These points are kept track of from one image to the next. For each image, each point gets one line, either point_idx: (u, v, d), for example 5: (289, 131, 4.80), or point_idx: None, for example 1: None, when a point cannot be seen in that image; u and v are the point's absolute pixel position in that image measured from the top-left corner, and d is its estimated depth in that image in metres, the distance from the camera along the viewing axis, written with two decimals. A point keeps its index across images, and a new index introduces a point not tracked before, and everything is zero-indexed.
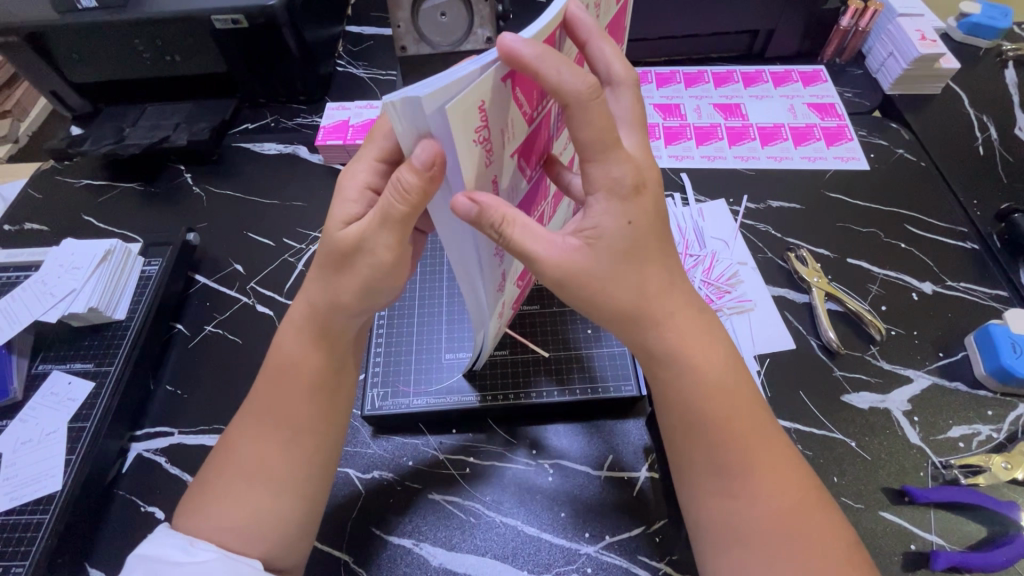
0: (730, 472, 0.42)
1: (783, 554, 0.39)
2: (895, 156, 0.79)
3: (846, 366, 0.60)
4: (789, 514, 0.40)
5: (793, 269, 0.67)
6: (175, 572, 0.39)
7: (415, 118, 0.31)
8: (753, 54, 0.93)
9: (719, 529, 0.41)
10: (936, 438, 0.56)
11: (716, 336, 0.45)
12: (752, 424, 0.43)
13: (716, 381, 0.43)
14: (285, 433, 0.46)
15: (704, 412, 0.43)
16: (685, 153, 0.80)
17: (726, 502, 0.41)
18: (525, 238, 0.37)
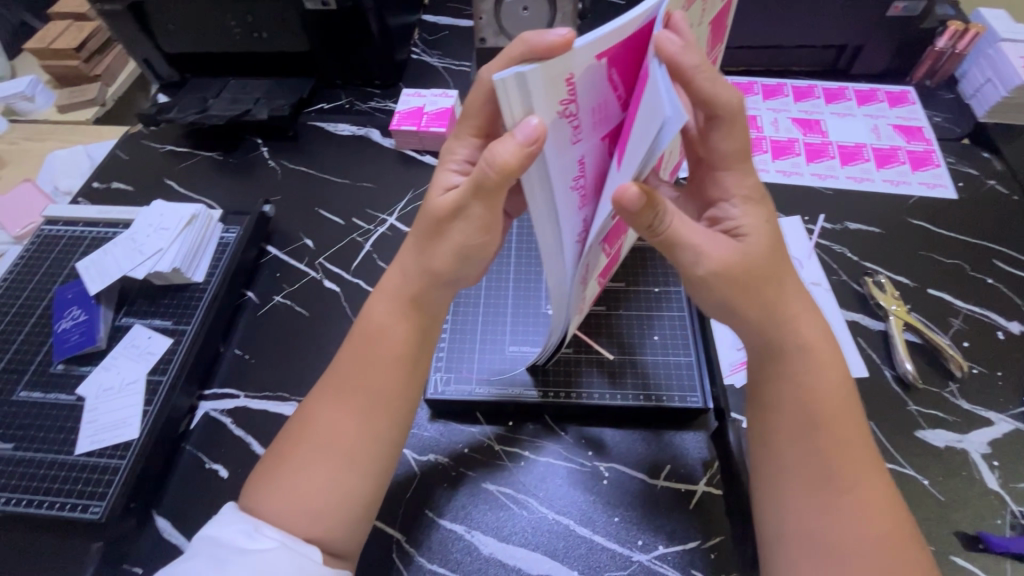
0: (830, 486, 0.40)
1: None
2: (986, 187, 0.75)
3: (921, 401, 0.58)
4: (880, 544, 0.38)
5: (869, 295, 0.65)
6: (240, 558, 0.38)
7: (523, 96, 0.33)
8: (836, 70, 0.90)
9: (801, 542, 0.39)
10: (1017, 486, 0.53)
11: (803, 353, 0.43)
12: (843, 449, 0.41)
13: (807, 396, 0.42)
14: (362, 406, 0.47)
15: (811, 416, 0.42)
16: (760, 166, 0.78)
17: (818, 515, 0.39)
18: (690, 234, 0.39)
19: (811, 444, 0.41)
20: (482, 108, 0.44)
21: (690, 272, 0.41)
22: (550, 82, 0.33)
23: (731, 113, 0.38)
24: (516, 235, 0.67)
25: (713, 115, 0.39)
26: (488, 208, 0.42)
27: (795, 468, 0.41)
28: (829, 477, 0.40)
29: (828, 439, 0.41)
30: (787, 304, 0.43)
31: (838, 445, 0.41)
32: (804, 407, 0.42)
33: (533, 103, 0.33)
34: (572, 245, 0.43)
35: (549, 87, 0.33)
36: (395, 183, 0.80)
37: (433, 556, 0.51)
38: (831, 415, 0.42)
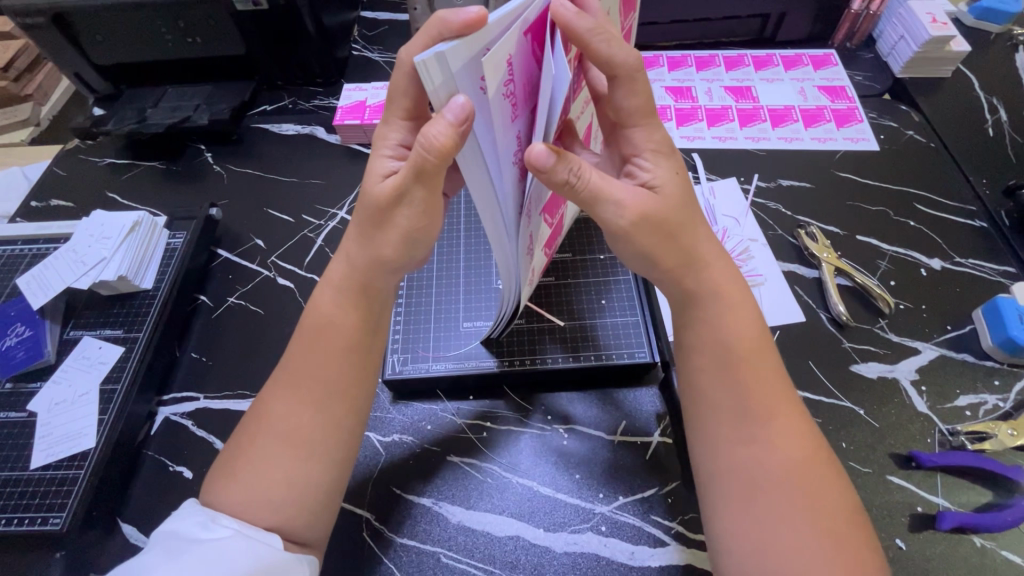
0: (753, 420, 0.43)
1: (787, 504, 0.40)
2: (905, 137, 0.80)
3: (854, 338, 0.61)
4: (801, 470, 0.41)
5: (803, 246, 0.68)
6: (194, 547, 0.38)
7: (446, 75, 0.33)
8: (763, 39, 0.94)
9: (732, 478, 0.42)
10: (944, 406, 0.57)
11: (721, 298, 0.46)
12: (762, 381, 0.44)
13: (729, 341, 0.45)
14: (316, 400, 0.46)
15: (731, 355, 0.45)
16: (696, 134, 0.82)
17: (745, 450, 0.42)
18: (603, 183, 0.41)
19: (734, 382, 0.44)
20: (407, 90, 0.44)
21: (612, 225, 0.42)
22: (469, 59, 0.34)
23: (631, 71, 0.39)
24: (462, 216, 0.69)
25: (614, 75, 0.40)
26: (430, 191, 0.41)
27: (722, 408, 0.44)
28: (751, 413, 0.43)
29: (749, 372, 0.44)
30: (703, 253, 0.46)
31: (755, 380, 0.44)
32: (723, 348, 0.45)
33: (456, 81, 0.34)
34: (514, 218, 0.45)
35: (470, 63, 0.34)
36: (343, 177, 0.80)
37: (403, 530, 0.52)
38: (747, 353, 0.45)
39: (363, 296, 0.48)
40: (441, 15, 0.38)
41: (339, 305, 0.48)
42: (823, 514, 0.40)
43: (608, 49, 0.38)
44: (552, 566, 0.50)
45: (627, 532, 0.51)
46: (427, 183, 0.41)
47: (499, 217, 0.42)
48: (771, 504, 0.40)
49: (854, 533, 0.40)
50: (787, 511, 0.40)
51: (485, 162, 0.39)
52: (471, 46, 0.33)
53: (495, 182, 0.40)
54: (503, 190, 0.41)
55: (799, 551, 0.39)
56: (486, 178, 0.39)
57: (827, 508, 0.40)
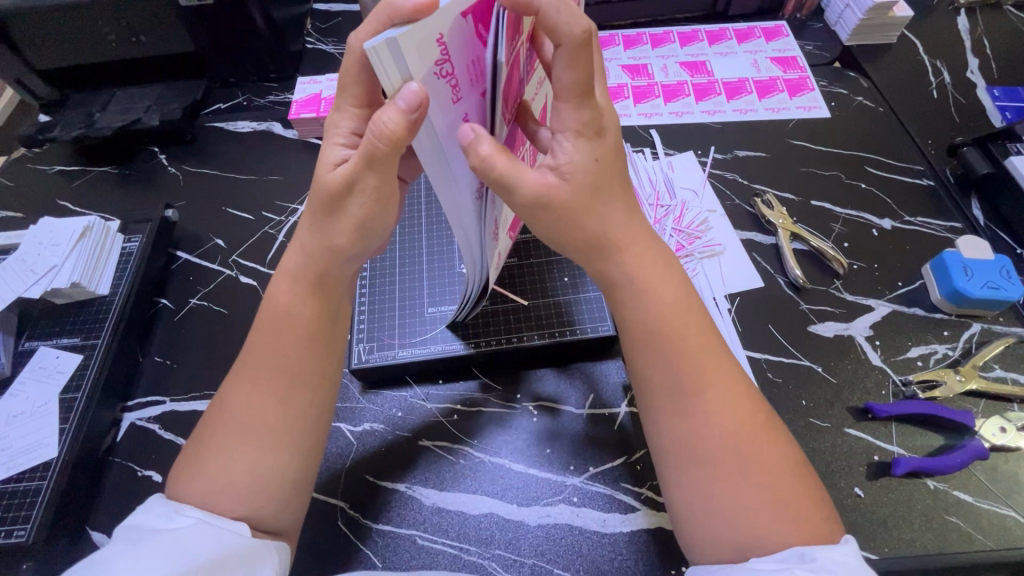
0: (689, 394, 0.43)
1: (729, 468, 0.41)
2: (854, 103, 0.82)
3: (811, 300, 0.63)
4: (742, 435, 0.42)
5: (760, 214, 0.70)
6: (156, 537, 0.38)
7: (399, 62, 0.33)
8: (715, 13, 0.95)
9: (679, 448, 0.43)
10: (897, 358, 0.59)
11: (675, 268, 0.47)
12: (706, 348, 0.45)
13: (681, 308, 0.45)
14: (270, 402, 0.45)
15: (664, 333, 0.44)
16: (654, 110, 0.82)
17: (684, 424, 0.43)
18: (508, 169, 0.39)
19: (667, 359, 0.44)
20: (358, 76, 0.43)
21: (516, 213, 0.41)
22: (423, 44, 0.33)
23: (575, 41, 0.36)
24: (422, 202, 0.68)
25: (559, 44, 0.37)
26: (382, 177, 0.41)
27: (658, 383, 0.44)
28: (686, 387, 0.43)
29: (690, 343, 0.44)
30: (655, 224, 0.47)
31: (689, 354, 0.44)
32: (653, 327, 0.45)
33: (411, 69, 0.34)
34: (473, 204, 0.45)
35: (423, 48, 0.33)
36: (302, 172, 0.79)
37: (378, 516, 0.52)
38: (688, 325, 0.45)
39: (320, 287, 0.47)
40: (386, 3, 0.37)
41: (297, 298, 0.47)
42: (770, 476, 0.41)
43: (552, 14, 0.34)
44: (527, 540, 0.51)
45: (598, 500, 0.52)
46: (379, 168, 0.41)
47: (457, 201, 0.42)
48: (716, 469, 0.41)
49: (802, 488, 0.41)
50: (733, 475, 0.41)
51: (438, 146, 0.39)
52: (423, 32, 0.33)
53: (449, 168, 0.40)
54: (458, 175, 0.41)
55: (748, 513, 0.40)
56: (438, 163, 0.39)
57: (772, 469, 0.41)
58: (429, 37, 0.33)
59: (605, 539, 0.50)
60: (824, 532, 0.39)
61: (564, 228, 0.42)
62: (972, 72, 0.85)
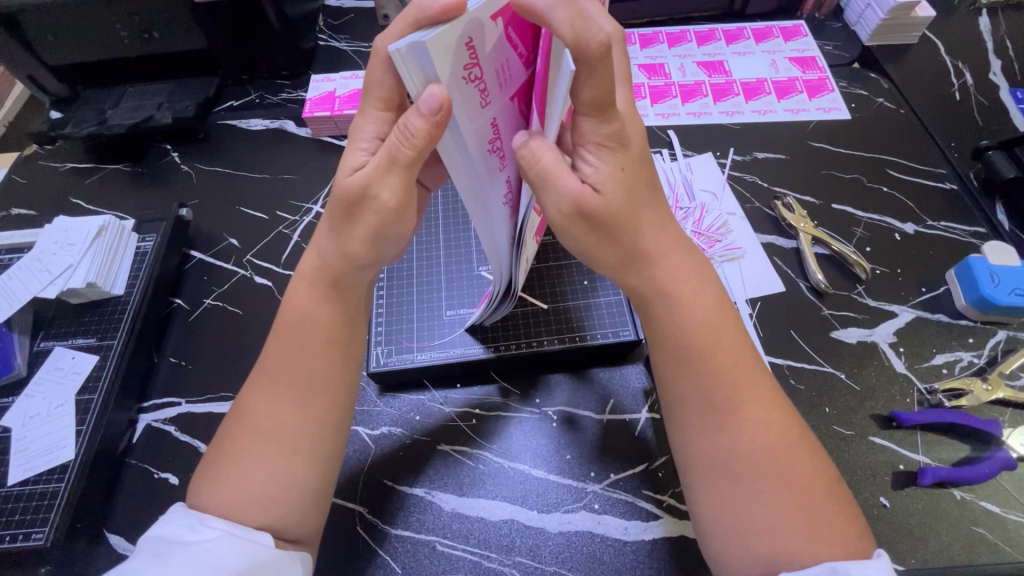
0: (721, 408, 0.43)
1: (762, 484, 0.40)
2: (876, 104, 0.81)
3: (833, 305, 0.62)
4: (776, 451, 0.41)
5: (780, 217, 0.69)
6: (182, 550, 0.38)
7: (424, 65, 0.32)
8: (733, 12, 0.94)
9: (711, 463, 0.42)
10: (921, 366, 0.58)
11: (702, 275, 0.46)
12: (738, 360, 0.44)
13: (708, 317, 0.45)
14: (289, 411, 0.45)
15: (697, 345, 0.44)
16: (671, 111, 0.81)
17: (715, 438, 0.42)
18: (552, 169, 0.39)
19: (698, 372, 0.44)
20: (383, 79, 0.42)
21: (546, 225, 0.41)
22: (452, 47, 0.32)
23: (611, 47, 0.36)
24: (440, 204, 0.68)
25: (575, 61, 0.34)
26: (403, 181, 0.41)
27: (690, 398, 0.44)
28: (719, 402, 0.43)
29: (722, 355, 0.44)
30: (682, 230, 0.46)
31: (720, 368, 0.43)
32: (684, 340, 0.44)
33: (436, 72, 0.33)
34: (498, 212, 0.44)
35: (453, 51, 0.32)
36: (316, 171, 0.79)
37: (397, 521, 0.52)
38: (720, 336, 0.44)
39: (340, 291, 0.47)
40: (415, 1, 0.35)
41: (317, 302, 0.47)
42: (804, 492, 0.40)
43: (573, 30, 0.32)
44: (547, 547, 0.50)
45: (619, 507, 0.52)
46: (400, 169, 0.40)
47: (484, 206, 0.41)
48: (750, 485, 0.41)
49: (835, 504, 0.40)
50: (767, 491, 0.40)
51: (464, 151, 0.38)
52: (453, 35, 0.31)
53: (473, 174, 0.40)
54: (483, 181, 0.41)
55: (781, 531, 0.39)
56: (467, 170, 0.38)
57: (805, 484, 0.40)
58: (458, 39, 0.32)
59: (626, 548, 0.50)
60: (857, 548, 0.39)
61: (593, 233, 0.41)
62: (994, 73, 0.84)
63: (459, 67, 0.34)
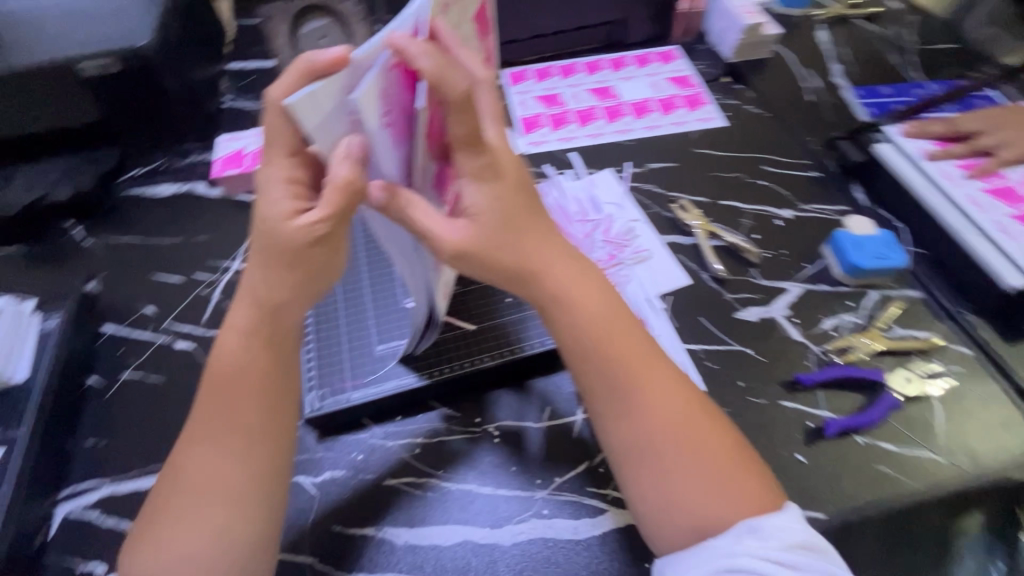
0: (629, 397, 0.46)
1: (676, 461, 0.44)
2: (745, 112, 0.92)
3: (734, 290, 0.69)
4: (683, 428, 0.45)
5: (677, 218, 0.76)
6: None
7: (317, 113, 0.36)
8: (615, 43, 1.04)
9: (630, 449, 0.45)
10: (814, 332, 0.65)
11: (593, 277, 0.50)
12: (638, 351, 0.48)
13: (603, 314, 0.48)
14: (229, 470, 0.44)
15: (599, 342, 0.47)
16: (570, 134, 0.88)
17: (629, 425, 0.46)
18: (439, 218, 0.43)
19: (605, 367, 0.47)
20: (282, 128, 0.42)
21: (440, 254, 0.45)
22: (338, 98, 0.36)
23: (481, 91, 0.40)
24: (361, 243, 0.69)
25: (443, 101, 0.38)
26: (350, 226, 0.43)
27: (602, 391, 0.47)
28: (626, 392, 0.46)
29: (623, 347, 0.47)
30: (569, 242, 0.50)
31: (623, 359, 0.47)
32: (585, 343, 0.47)
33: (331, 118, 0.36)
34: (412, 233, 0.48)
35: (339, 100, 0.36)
36: (232, 228, 0.78)
37: (349, 565, 0.51)
38: (618, 332, 0.48)
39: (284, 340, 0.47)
40: (298, 55, 0.39)
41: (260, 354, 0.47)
42: (714, 462, 0.44)
43: (437, 73, 0.37)
44: (503, 560, 0.51)
45: (566, 508, 0.54)
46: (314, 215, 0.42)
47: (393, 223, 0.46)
48: (665, 464, 0.44)
49: (743, 468, 0.45)
50: (681, 467, 0.44)
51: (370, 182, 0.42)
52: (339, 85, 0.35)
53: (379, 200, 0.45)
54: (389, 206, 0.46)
55: (706, 499, 0.43)
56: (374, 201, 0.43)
57: (715, 450, 0.45)
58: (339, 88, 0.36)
59: (580, 546, 0.52)
60: (770, 501, 0.43)
61: (484, 255, 0.45)
62: (837, 76, 0.98)
63: (350, 111, 0.37)
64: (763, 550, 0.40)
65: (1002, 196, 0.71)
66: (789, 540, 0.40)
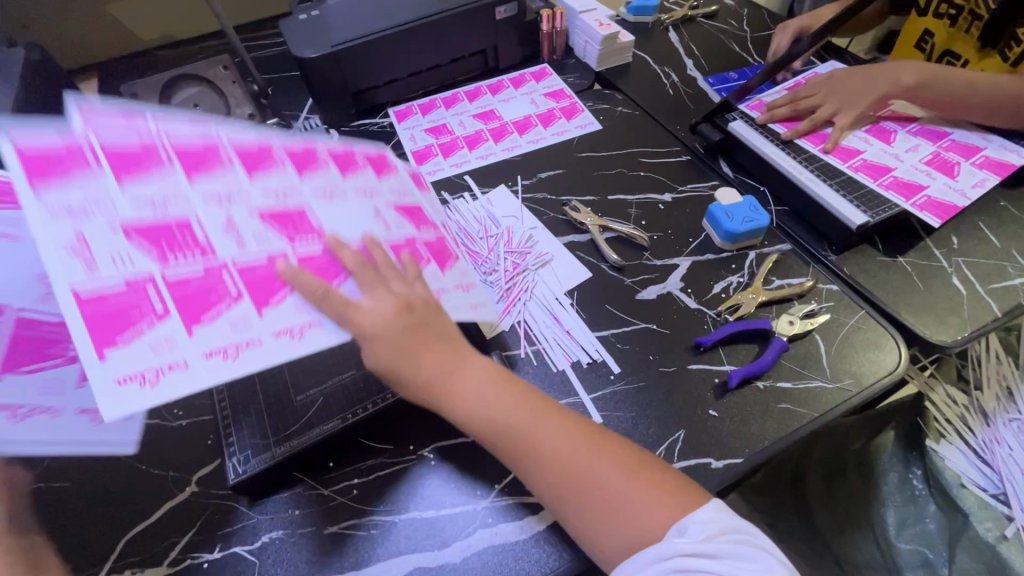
0: (534, 454, 0.51)
1: (594, 493, 0.50)
2: (617, 113, 0.99)
3: (632, 274, 0.74)
4: (595, 463, 0.51)
5: (571, 218, 0.81)
6: None
7: None
8: (491, 69, 1.10)
9: (557, 494, 0.50)
10: (707, 297, 0.71)
11: (466, 360, 0.55)
12: (530, 409, 0.53)
13: (491, 388, 0.54)
14: None
15: (490, 417, 0.53)
16: (462, 159, 0.92)
17: (547, 475, 0.51)
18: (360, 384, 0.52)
19: (508, 433, 0.52)
20: None
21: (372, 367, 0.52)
22: None
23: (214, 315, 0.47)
24: None
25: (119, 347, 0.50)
26: None
27: (512, 454, 0.52)
28: (531, 452, 0.51)
29: (515, 415, 0.53)
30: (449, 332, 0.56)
31: (519, 423, 0.52)
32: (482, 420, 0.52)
33: None
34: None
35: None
36: None
37: None
38: (509, 400, 0.53)
39: None
40: None
41: None
42: (628, 482, 0.50)
43: None
44: None
45: (510, 512, 0.55)
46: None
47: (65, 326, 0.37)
48: (590, 498, 0.50)
49: (656, 475, 0.51)
50: (605, 497, 0.50)
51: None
52: None
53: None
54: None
55: (632, 527, 0.49)
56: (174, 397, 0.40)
57: (631, 477, 0.50)
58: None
59: (528, 544, 0.53)
60: (693, 500, 0.49)
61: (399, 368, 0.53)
62: (690, 70, 1.09)
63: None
64: (691, 546, 0.46)
65: (896, 120, 0.86)
66: (710, 533, 0.46)
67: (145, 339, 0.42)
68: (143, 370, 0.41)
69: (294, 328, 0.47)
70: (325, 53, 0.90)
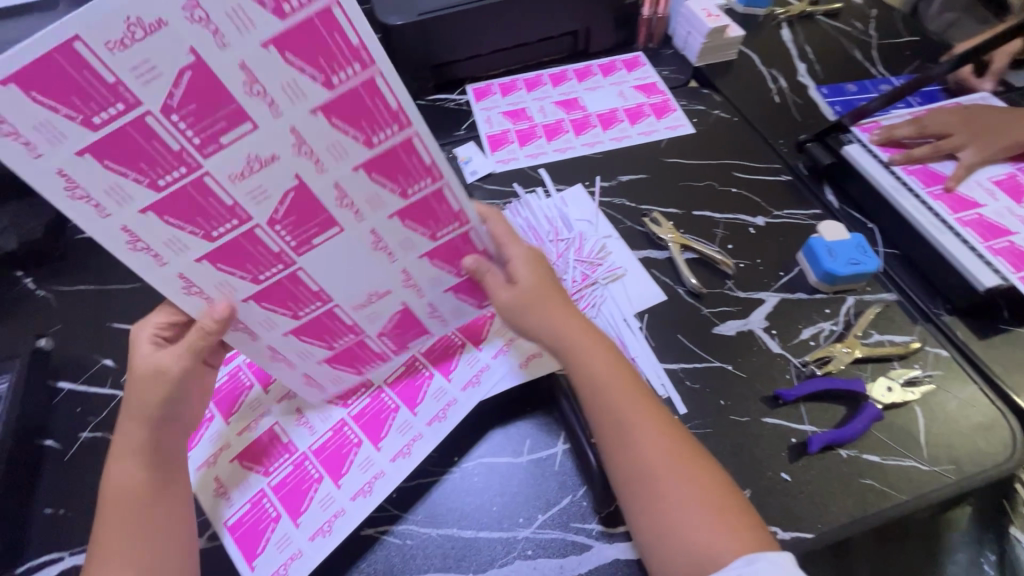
0: (620, 421, 0.51)
1: (671, 484, 0.48)
2: (713, 116, 0.91)
3: (711, 304, 0.68)
4: (674, 460, 0.49)
5: (650, 232, 0.75)
6: None
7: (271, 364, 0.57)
8: (579, 52, 1.02)
9: (630, 472, 0.50)
10: (793, 342, 0.64)
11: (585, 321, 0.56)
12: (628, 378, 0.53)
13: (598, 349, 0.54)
14: None
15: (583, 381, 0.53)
16: (539, 150, 0.86)
17: (623, 453, 0.50)
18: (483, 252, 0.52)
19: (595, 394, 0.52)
20: None
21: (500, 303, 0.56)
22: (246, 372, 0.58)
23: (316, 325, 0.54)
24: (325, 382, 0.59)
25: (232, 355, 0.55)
26: None
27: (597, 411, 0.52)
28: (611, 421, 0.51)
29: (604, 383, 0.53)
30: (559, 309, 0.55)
31: (608, 392, 0.52)
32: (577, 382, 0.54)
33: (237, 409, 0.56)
34: (355, 312, 0.54)
35: (240, 56, 0.35)
36: None
37: None
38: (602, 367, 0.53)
39: None
40: None
41: None
42: (702, 494, 0.48)
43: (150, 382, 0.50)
44: None
45: (551, 547, 0.52)
46: (83, 148, 0.36)
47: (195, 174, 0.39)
48: (667, 488, 0.48)
49: (728, 501, 0.48)
50: (677, 493, 0.48)
51: (122, 127, 0.36)
52: None
53: (63, 161, 0.36)
54: (136, 224, 0.40)
55: (699, 543, 0.46)
56: (354, 527, 0.53)
57: (708, 490, 0.48)
58: (254, 44, 0.35)
59: None
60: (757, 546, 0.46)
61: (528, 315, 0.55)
62: (801, 75, 0.98)
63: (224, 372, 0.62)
64: None
65: None
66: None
67: (316, 500, 0.55)
68: (319, 525, 0.53)
69: (395, 450, 0.57)
70: (411, 21, 0.84)
